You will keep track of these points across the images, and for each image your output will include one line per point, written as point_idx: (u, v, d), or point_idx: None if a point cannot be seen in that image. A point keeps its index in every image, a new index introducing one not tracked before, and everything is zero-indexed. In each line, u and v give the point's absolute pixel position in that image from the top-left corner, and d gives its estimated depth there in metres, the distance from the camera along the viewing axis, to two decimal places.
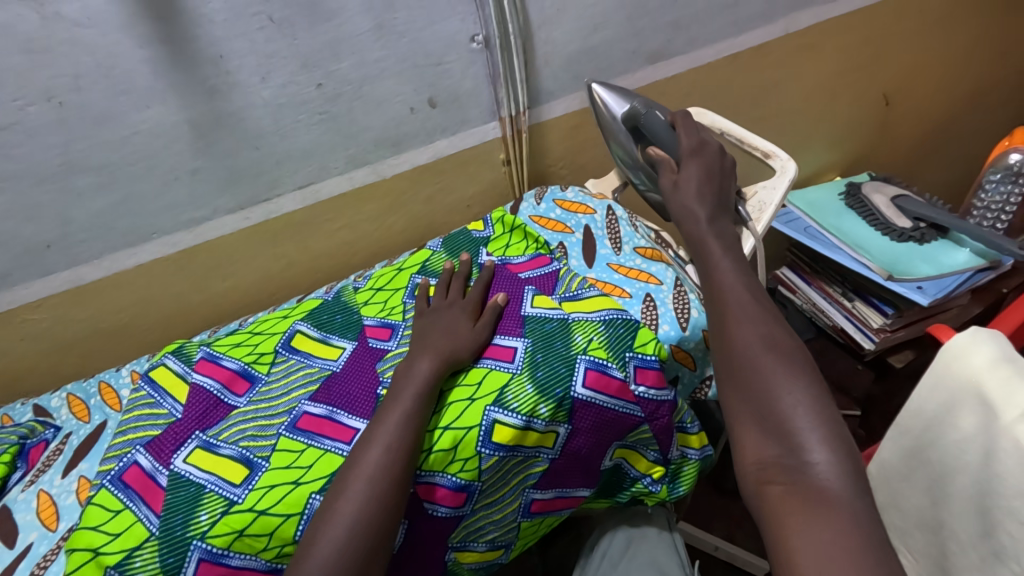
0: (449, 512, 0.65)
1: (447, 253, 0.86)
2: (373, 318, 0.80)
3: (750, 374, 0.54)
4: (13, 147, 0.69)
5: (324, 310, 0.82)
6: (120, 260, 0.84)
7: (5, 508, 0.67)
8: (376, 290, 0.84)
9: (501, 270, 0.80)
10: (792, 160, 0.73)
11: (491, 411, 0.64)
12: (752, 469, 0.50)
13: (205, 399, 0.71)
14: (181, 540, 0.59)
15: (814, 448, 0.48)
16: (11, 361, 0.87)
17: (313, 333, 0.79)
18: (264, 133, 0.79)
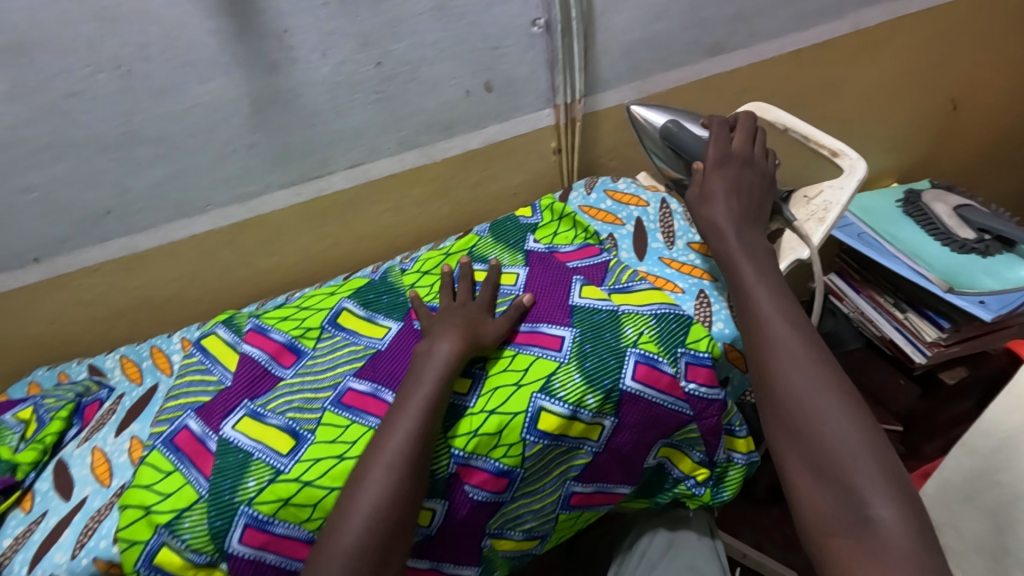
0: (491, 497, 0.64)
1: (494, 237, 0.84)
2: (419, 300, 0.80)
3: (800, 418, 0.52)
4: (79, 114, 0.69)
5: (370, 290, 0.82)
6: (172, 231, 0.84)
7: (62, 461, 0.69)
8: (422, 273, 0.84)
9: (551, 258, 0.79)
10: (863, 160, 0.71)
11: (538, 399, 0.63)
12: (813, 521, 0.50)
13: (254, 369, 0.72)
14: (230, 504, 0.60)
15: (877, 500, 0.47)
16: (62, 325, 0.88)
17: (358, 312, 0.78)
18: (319, 111, 0.78)
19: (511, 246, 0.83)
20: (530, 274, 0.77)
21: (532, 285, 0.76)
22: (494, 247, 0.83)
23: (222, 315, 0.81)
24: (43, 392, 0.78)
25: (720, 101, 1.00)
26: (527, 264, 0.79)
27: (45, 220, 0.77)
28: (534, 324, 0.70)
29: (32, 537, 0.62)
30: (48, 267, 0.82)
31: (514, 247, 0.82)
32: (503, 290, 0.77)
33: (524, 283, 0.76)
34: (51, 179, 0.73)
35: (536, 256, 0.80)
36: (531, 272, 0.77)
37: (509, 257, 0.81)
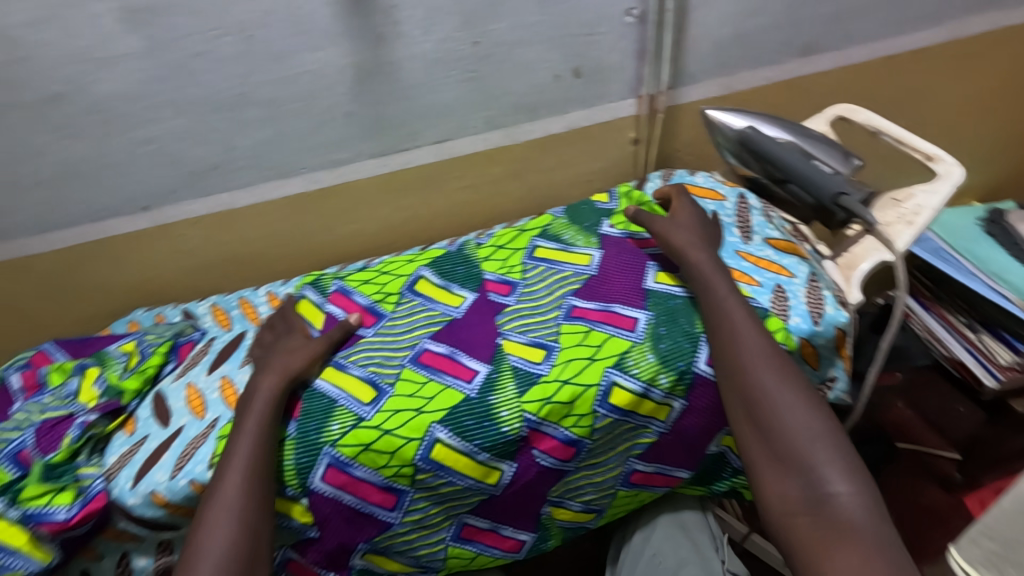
0: (556, 464, 0.67)
1: (568, 219, 0.86)
2: (494, 274, 0.81)
3: (766, 408, 0.59)
4: (202, 73, 0.75)
5: (447, 261, 0.83)
6: (267, 190, 0.89)
7: (160, 393, 0.74)
8: (497, 247, 0.85)
9: (625, 244, 0.79)
10: (960, 166, 0.70)
11: (612, 374, 0.65)
12: (776, 504, 0.57)
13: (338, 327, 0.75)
14: (315, 444, 0.63)
15: (834, 481, 0.55)
16: (159, 271, 0.95)
17: (435, 280, 0.81)
18: (415, 86, 0.82)
19: (586, 229, 0.84)
20: (604, 257, 0.78)
21: (605, 268, 0.76)
22: (569, 229, 0.84)
23: (310, 276, 0.86)
24: (144, 330, 0.84)
25: (805, 103, 0.99)
26: (602, 247, 0.79)
27: (158, 170, 0.83)
28: (608, 303, 0.71)
29: (135, 456, 0.67)
30: (154, 216, 0.88)
31: (589, 230, 0.83)
32: (577, 270, 0.77)
33: (599, 265, 0.77)
34: (170, 133, 0.80)
35: (612, 240, 0.81)
36: (606, 255, 0.78)
37: (585, 239, 0.82)
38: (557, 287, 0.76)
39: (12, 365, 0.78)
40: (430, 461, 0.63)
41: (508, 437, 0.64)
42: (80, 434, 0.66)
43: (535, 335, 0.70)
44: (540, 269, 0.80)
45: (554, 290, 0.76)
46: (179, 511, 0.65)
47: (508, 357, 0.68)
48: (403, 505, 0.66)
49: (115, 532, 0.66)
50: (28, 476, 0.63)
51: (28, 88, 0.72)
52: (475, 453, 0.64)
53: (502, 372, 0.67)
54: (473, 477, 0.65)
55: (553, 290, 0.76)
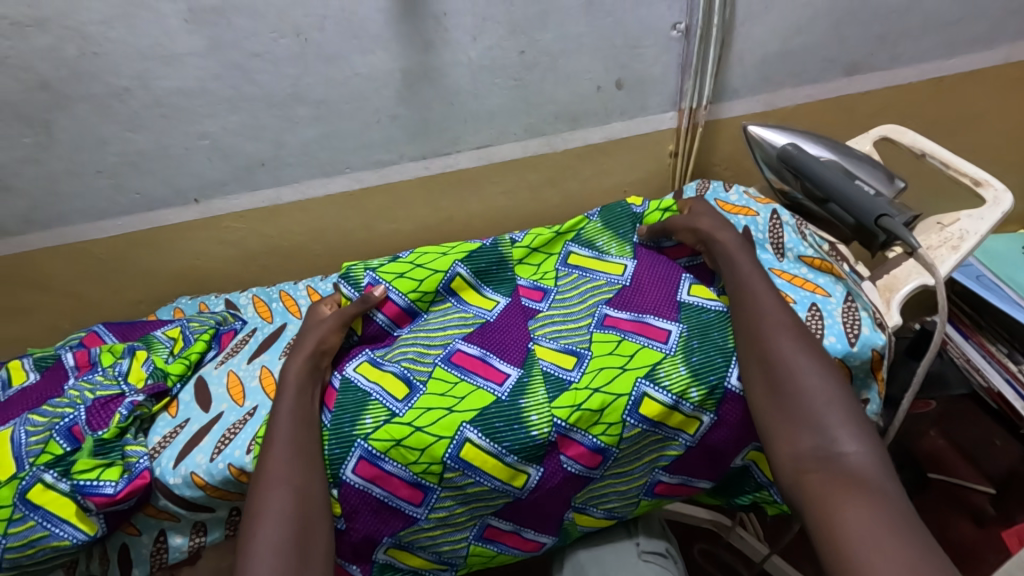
0: (582, 471, 0.67)
1: (603, 222, 0.85)
2: (528, 279, 0.83)
3: (785, 373, 0.59)
4: (258, 73, 0.78)
5: (482, 256, 0.80)
6: (312, 187, 0.92)
7: (202, 378, 0.78)
8: (530, 249, 0.84)
9: (659, 256, 0.80)
10: (1009, 192, 0.68)
11: (642, 384, 0.65)
12: (788, 462, 0.55)
13: (378, 333, 0.77)
14: (348, 437, 0.65)
15: (846, 439, 0.53)
16: (204, 261, 0.99)
17: (470, 277, 0.79)
18: (459, 91, 0.84)
19: (620, 239, 0.84)
20: (638, 268, 0.79)
21: (638, 280, 0.77)
22: (603, 235, 0.85)
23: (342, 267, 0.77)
24: (188, 317, 0.88)
25: (848, 121, 0.98)
26: (636, 258, 0.80)
27: (210, 163, 0.87)
28: (640, 314, 0.72)
29: (177, 438, 0.69)
30: (204, 208, 0.92)
31: (622, 239, 0.84)
32: (610, 280, 0.79)
33: (632, 275, 0.78)
34: (225, 128, 0.83)
35: (646, 252, 0.81)
36: (639, 266, 0.79)
37: (619, 250, 0.83)
38: (590, 296, 0.77)
39: (66, 345, 0.82)
40: (458, 460, 0.64)
41: (536, 441, 0.65)
42: (128, 413, 0.69)
43: (566, 342, 0.71)
44: (572, 277, 0.81)
45: (587, 299, 0.77)
46: (216, 494, 0.67)
47: (539, 362, 0.69)
48: (430, 502, 0.67)
49: (155, 510, 0.69)
50: (79, 450, 0.65)
51: (98, 82, 0.76)
52: (503, 455, 0.65)
53: (533, 376, 0.68)
54: (500, 478, 0.66)
55: (586, 298, 0.77)
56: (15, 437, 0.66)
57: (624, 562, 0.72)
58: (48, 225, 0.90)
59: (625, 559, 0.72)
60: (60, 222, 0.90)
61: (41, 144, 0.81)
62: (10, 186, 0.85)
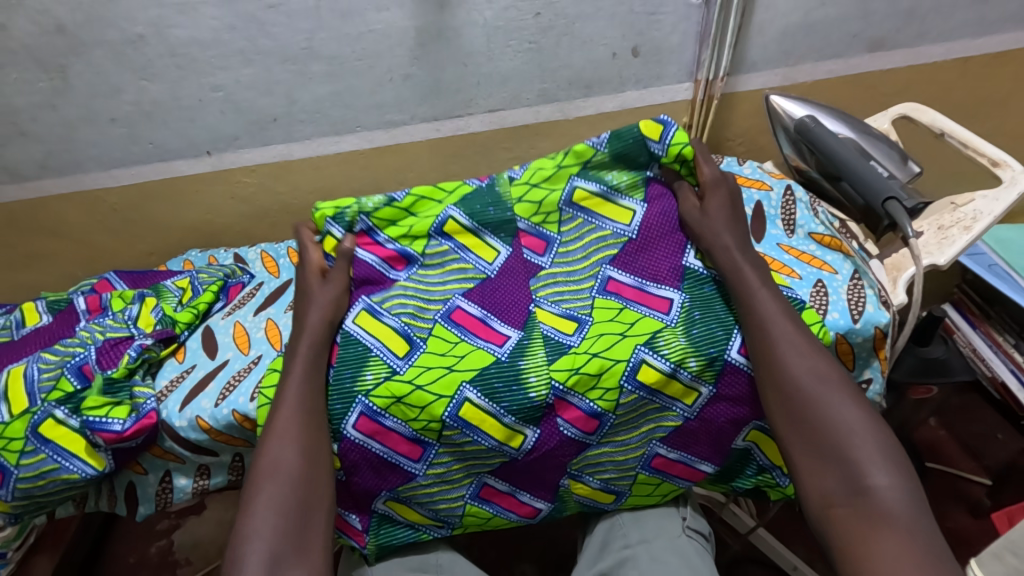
0: (579, 435, 0.68)
1: (612, 155, 0.74)
2: (526, 222, 0.76)
3: (803, 403, 0.59)
4: (272, 26, 0.78)
5: (477, 199, 0.75)
6: (324, 145, 0.92)
7: (210, 328, 0.79)
8: (532, 186, 0.76)
9: (670, 202, 0.75)
10: None
11: (641, 351, 0.65)
12: (815, 496, 0.56)
13: (371, 276, 0.72)
14: (349, 393, 0.66)
15: (874, 472, 0.54)
16: (216, 215, 1.00)
17: (465, 222, 0.74)
18: (473, 52, 0.83)
19: (632, 174, 0.75)
20: (645, 220, 0.74)
21: (644, 239, 0.74)
22: (613, 167, 0.75)
23: (332, 208, 0.73)
24: (197, 268, 0.89)
25: (865, 101, 0.97)
26: (646, 202, 0.75)
27: (223, 116, 0.87)
28: (641, 282, 0.71)
29: (183, 383, 0.71)
30: (216, 160, 0.92)
31: (635, 174, 0.75)
32: (615, 231, 0.75)
33: (640, 225, 0.74)
34: (238, 82, 0.83)
35: (657, 193, 0.75)
36: (650, 212, 0.74)
37: (632, 190, 0.75)
38: (593, 248, 0.74)
39: (78, 290, 0.84)
40: (457, 418, 0.65)
41: (534, 403, 0.65)
42: (137, 355, 0.71)
43: (568, 307, 0.70)
44: (576, 222, 0.76)
45: (591, 255, 0.74)
46: (219, 438, 0.69)
47: (539, 325, 0.69)
48: (428, 457, 0.68)
49: (161, 451, 0.70)
50: (89, 388, 0.67)
51: (114, 28, 0.76)
52: (501, 415, 0.66)
53: (533, 339, 0.68)
54: (497, 438, 0.67)
55: (587, 248, 0.75)
56: (28, 372, 0.68)
57: (668, 531, 0.73)
58: (63, 171, 0.91)
59: (669, 526, 0.74)
60: (74, 169, 0.91)
61: (57, 89, 0.81)
62: (26, 130, 0.86)
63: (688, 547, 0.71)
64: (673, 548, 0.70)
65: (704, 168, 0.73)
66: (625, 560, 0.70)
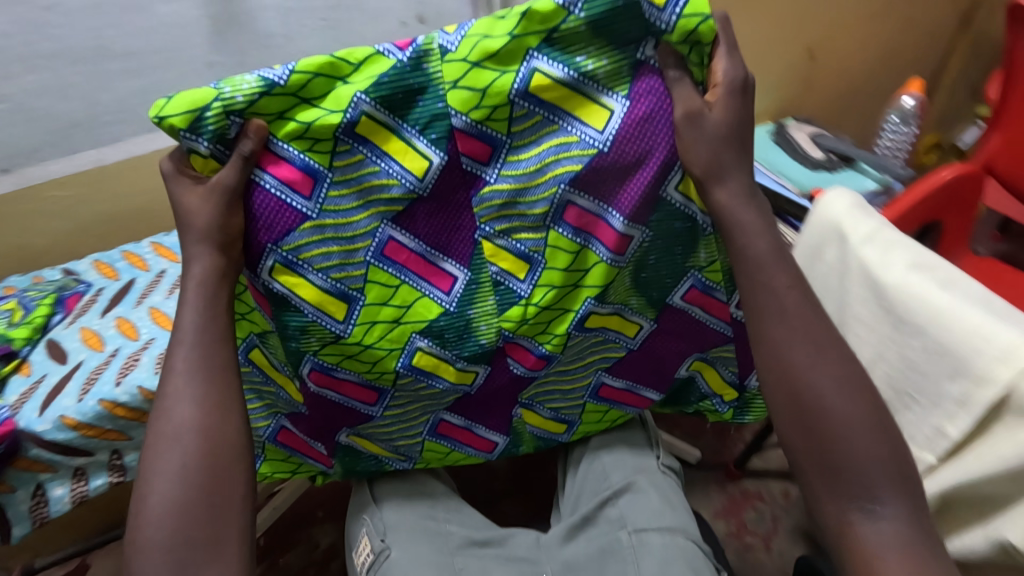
0: (524, 373, 0.66)
1: (592, 26, 0.51)
2: (464, 116, 0.54)
3: (813, 414, 0.49)
4: (54, 27, 0.86)
5: (397, 83, 0.53)
6: (135, 144, 0.98)
7: (54, 338, 0.85)
8: (470, 65, 0.53)
9: (662, 105, 0.53)
10: None
11: (590, 302, 0.61)
12: (831, 517, 0.49)
13: (271, 205, 0.55)
14: (297, 353, 0.60)
15: (888, 498, 0.47)
16: (28, 235, 0.97)
17: (383, 119, 0.54)
18: (272, 36, 0.99)
19: (616, 55, 0.53)
20: (625, 124, 0.54)
21: (621, 152, 0.54)
22: (589, 44, 0.52)
23: (184, 114, 0.50)
24: (23, 289, 0.91)
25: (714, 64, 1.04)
26: (630, 100, 0.54)
27: (16, 130, 0.90)
28: (605, 207, 0.57)
29: (37, 391, 0.79)
30: (20, 177, 0.93)
31: (620, 56, 0.53)
32: (583, 138, 0.55)
33: (615, 135, 0.54)
34: (26, 90, 0.88)
35: (645, 89, 0.53)
36: (631, 117, 0.54)
37: (613, 81, 0.53)
38: (552, 157, 0.55)
39: None
40: (411, 368, 0.63)
41: (484, 348, 0.63)
42: None
43: (519, 241, 0.59)
44: (531, 120, 0.55)
45: (547, 161, 0.56)
46: (88, 433, 0.78)
47: (488, 266, 0.60)
48: (385, 402, 0.65)
49: (28, 462, 0.78)
50: None
51: None
52: (453, 360, 0.63)
53: (482, 284, 0.61)
54: (450, 379, 0.65)
55: (544, 156, 0.56)
56: None
57: (644, 467, 0.71)
58: None
59: (642, 462, 0.71)
60: None
61: None
62: None
63: (666, 485, 0.69)
64: (651, 483, 0.69)
65: (718, 65, 0.53)
66: (606, 501, 0.68)
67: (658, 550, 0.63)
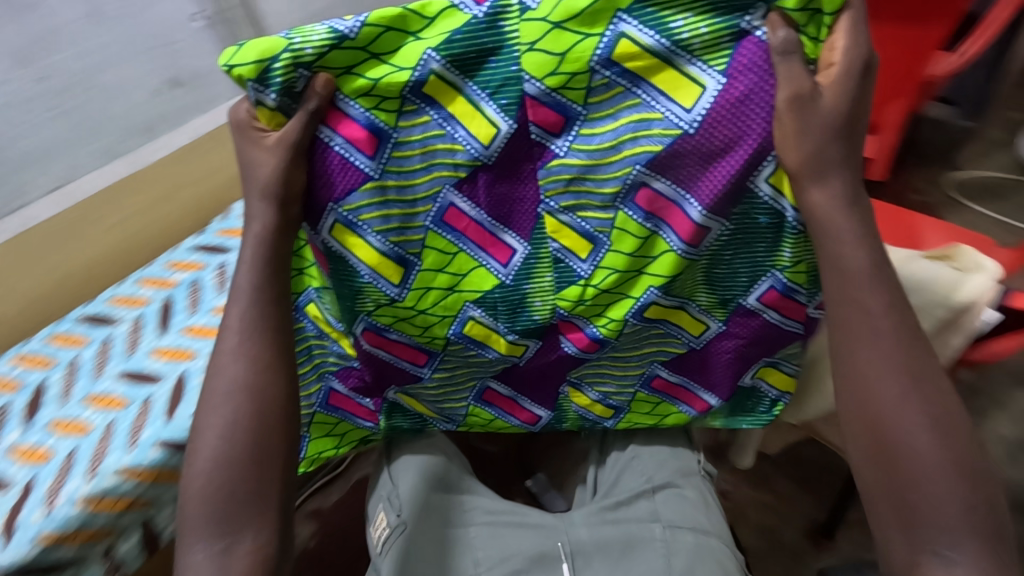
0: (575, 352, 0.63)
1: None
2: (538, 83, 0.50)
3: (887, 451, 0.45)
4: None
5: (470, 43, 0.49)
6: None
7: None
8: (551, 25, 0.48)
9: (764, 83, 0.47)
10: None
11: (652, 293, 0.57)
12: (899, 561, 0.45)
13: (333, 162, 0.54)
14: (351, 310, 0.60)
15: (967, 548, 0.43)
16: None
17: (451, 81, 0.51)
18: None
19: (718, 22, 0.46)
20: (717, 104, 0.48)
21: (708, 136, 0.49)
22: (687, 7, 0.46)
23: (253, 64, 0.49)
24: None
25: None
26: (727, 75, 0.47)
27: None
28: (682, 193, 0.52)
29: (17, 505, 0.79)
30: None
31: (722, 23, 0.46)
32: (667, 116, 0.49)
33: (705, 113, 0.48)
34: None
35: (746, 62, 0.47)
36: (727, 96, 0.47)
37: (709, 52, 0.47)
38: (629, 134, 0.51)
39: None
40: (463, 336, 0.62)
41: (537, 323, 0.61)
42: None
43: (584, 220, 0.55)
44: (611, 90, 0.50)
45: (623, 137, 0.51)
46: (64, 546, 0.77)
47: (549, 242, 0.57)
48: (434, 364, 0.65)
49: None
50: None
51: None
52: (504, 332, 0.62)
53: (541, 259, 0.58)
54: (500, 350, 0.63)
55: (621, 131, 0.51)
56: None
57: (683, 467, 0.69)
58: None
59: (683, 461, 0.69)
60: None
61: None
62: None
63: (705, 489, 0.68)
64: (692, 485, 0.67)
65: (838, 41, 0.46)
66: (641, 494, 0.66)
67: (690, 548, 0.62)
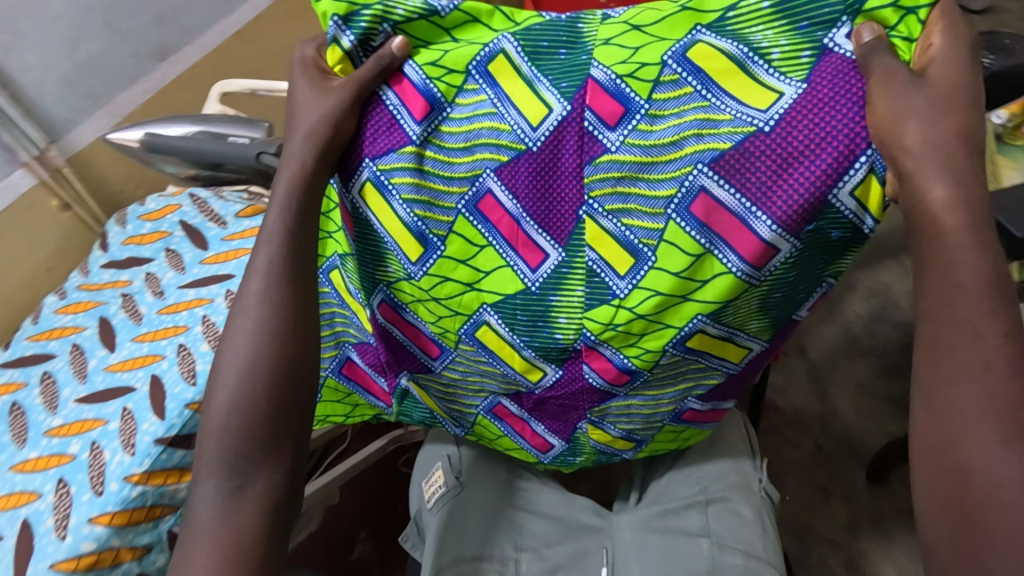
0: (603, 386, 0.59)
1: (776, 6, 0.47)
2: (605, 69, 0.52)
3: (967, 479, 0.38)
4: None
5: (546, 34, 0.53)
6: None
7: None
8: (630, 27, 0.52)
9: (851, 86, 0.45)
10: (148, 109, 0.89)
11: (700, 319, 0.53)
12: None
13: (382, 120, 0.55)
14: (371, 278, 0.60)
15: None
16: None
17: (519, 65, 0.53)
18: None
19: (799, 36, 0.47)
20: (798, 107, 0.46)
21: (783, 138, 0.47)
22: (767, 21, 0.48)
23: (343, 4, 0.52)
24: None
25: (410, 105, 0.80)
26: (808, 78, 0.46)
27: None
28: (749, 206, 0.48)
29: None
30: None
31: (803, 39, 0.47)
32: (737, 116, 0.48)
33: (781, 115, 0.47)
34: None
35: (832, 68, 0.46)
36: (808, 98, 0.46)
37: (787, 65, 0.47)
38: (691, 131, 0.50)
39: None
40: (473, 338, 0.60)
41: (559, 345, 0.57)
42: None
43: (628, 228, 0.53)
44: (679, 89, 0.50)
45: (685, 133, 0.50)
46: None
47: (586, 251, 0.54)
48: (445, 359, 0.62)
49: None
50: None
51: None
52: (520, 347, 0.59)
53: (574, 269, 0.55)
54: (514, 367, 0.60)
55: (683, 128, 0.50)
56: None
57: (743, 485, 0.65)
58: None
59: (742, 478, 0.65)
60: None
61: None
62: None
63: (764, 510, 0.63)
64: (748, 502, 0.63)
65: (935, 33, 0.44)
66: (693, 504, 0.64)
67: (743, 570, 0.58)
